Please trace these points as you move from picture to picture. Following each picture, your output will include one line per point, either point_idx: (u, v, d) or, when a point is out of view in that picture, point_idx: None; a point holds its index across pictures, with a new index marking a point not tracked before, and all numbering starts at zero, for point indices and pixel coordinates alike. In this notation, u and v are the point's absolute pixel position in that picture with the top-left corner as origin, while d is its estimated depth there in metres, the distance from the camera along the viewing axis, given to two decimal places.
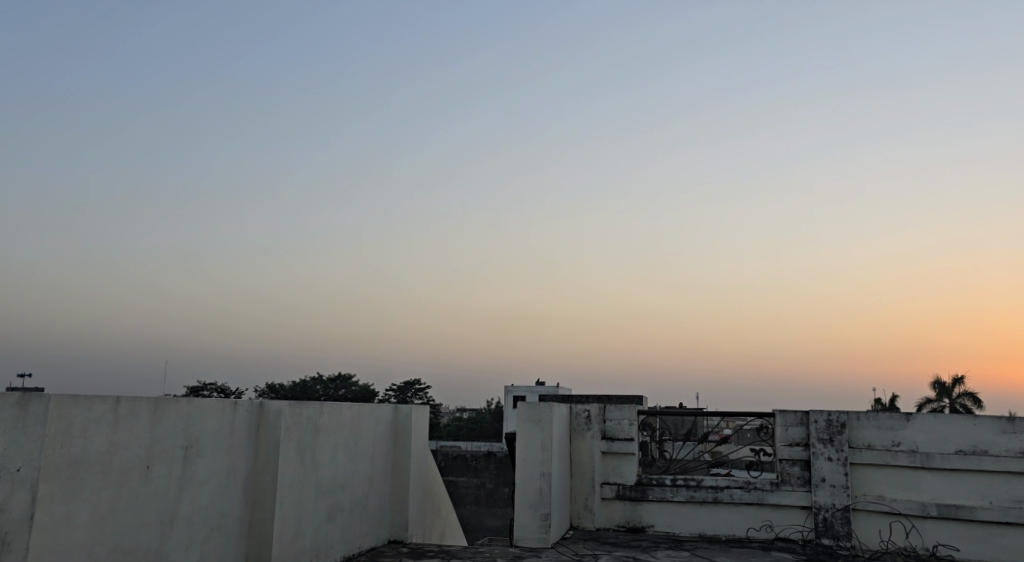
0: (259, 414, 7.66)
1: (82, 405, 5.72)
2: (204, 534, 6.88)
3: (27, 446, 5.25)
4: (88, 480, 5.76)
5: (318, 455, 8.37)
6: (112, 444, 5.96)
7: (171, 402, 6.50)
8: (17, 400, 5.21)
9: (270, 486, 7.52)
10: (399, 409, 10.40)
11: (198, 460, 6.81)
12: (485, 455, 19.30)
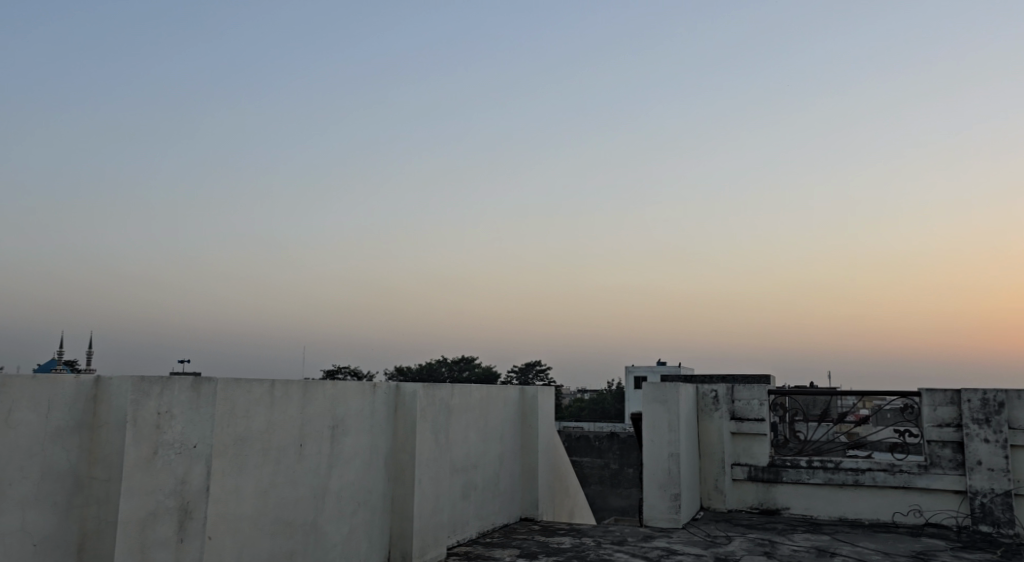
0: (395, 396, 8.02)
1: (243, 387, 6.18)
2: (353, 507, 7.29)
3: (202, 423, 5.01)
4: (251, 456, 6.22)
5: (452, 435, 8.69)
6: (270, 424, 6.42)
7: (319, 384, 6.92)
8: (191, 382, 4.92)
9: (409, 464, 7.87)
10: (526, 390, 10.62)
11: (344, 439, 7.23)
12: (608, 436, 19.33)
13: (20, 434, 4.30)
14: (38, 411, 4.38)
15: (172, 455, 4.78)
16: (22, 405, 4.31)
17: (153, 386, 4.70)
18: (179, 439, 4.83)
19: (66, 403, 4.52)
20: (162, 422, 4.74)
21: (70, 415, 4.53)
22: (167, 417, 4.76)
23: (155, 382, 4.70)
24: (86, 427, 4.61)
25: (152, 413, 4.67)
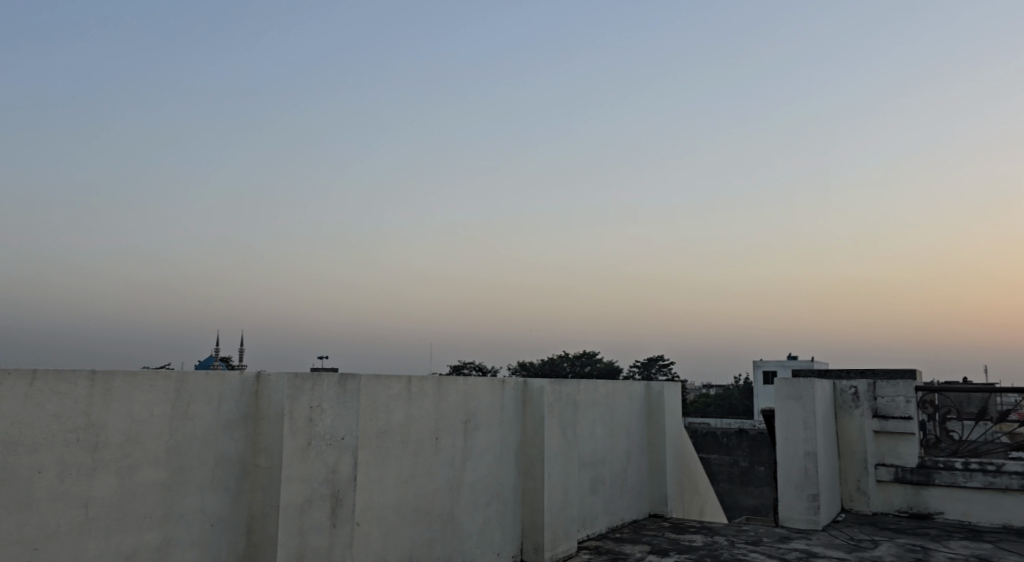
0: (523, 391, 8.24)
1: (383, 383, 6.56)
2: (486, 499, 7.57)
3: (349, 415, 5.15)
4: (392, 448, 6.59)
5: (579, 430, 8.84)
6: (408, 418, 6.77)
7: (451, 380, 7.22)
8: (338, 378, 5.07)
9: (538, 458, 8.07)
10: (652, 386, 10.64)
11: (476, 433, 7.51)
12: (737, 433, 18.95)
13: (196, 425, 4.50)
14: (208, 404, 4.58)
15: (323, 446, 4.94)
16: (196, 399, 4.51)
17: (305, 381, 4.86)
18: (329, 431, 4.98)
19: (232, 396, 4.72)
20: (314, 415, 4.90)
21: (235, 408, 4.73)
22: (318, 411, 4.92)
23: (307, 378, 4.86)
24: (251, 419, 4.81)
25: (305, 408, 4.84)
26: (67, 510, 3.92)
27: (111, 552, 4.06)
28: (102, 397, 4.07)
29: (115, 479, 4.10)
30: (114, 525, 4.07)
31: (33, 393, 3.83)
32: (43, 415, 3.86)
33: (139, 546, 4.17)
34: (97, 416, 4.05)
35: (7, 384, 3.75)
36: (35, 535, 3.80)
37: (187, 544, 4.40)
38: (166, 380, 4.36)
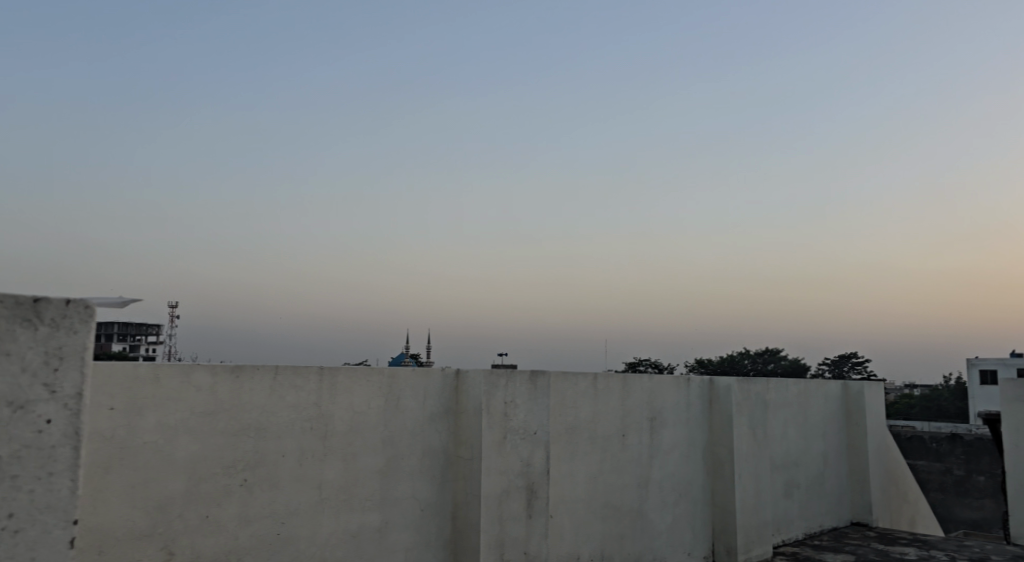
0: (711, 389, 8.16)
1: (570, 381, 6.75)
2: (675, 498, 7.58)
3: (540, 411, 5.32)
4: (581, 444, 6.78)
5: (770, 431, 8.63)
6: (595, 415, 6.92)
7: (637, 378, 7.31)
8: (528, 375, 5.26)
9: (727, 458, 7.96)
10: (849, 385, 10.16)
11: (663, 432, 7.54)
12: (949, 438, 17.58)
13: (405, 418, 4.89)
14: (415, 398, 4.95)
15: (517, 440, 5.14)
16: (405, 394, 4.90)
17: (499, 378, 5.08)
18: (522, 426, 5.17)
19: (435, 392, 5.07)
20: (509, 410, 5.11)
21: (438, 403, 5.08)
22: (513, 407, 5.13)
23: (501, 375, 5.07)
24: (452, 413, 5.14)
25: (500, 403, 5.07)
26: (304, 490, 4.40)
27: (340, 530, 4.51)
28: (329, 390, 4.54)
29: (341, 464, 4.55)
30: (342, 506, 4.53)
31: (276, 385, 4.34)
32: (283, 405, 4.36)
33: (362, 526, 4.61)
34: (326, 407, 4.52)
35: (256, 377, 4.27)
36: (281, 511, 4.31)
37: (401, 526, 4.79)
38: (379, 376, 4.78)
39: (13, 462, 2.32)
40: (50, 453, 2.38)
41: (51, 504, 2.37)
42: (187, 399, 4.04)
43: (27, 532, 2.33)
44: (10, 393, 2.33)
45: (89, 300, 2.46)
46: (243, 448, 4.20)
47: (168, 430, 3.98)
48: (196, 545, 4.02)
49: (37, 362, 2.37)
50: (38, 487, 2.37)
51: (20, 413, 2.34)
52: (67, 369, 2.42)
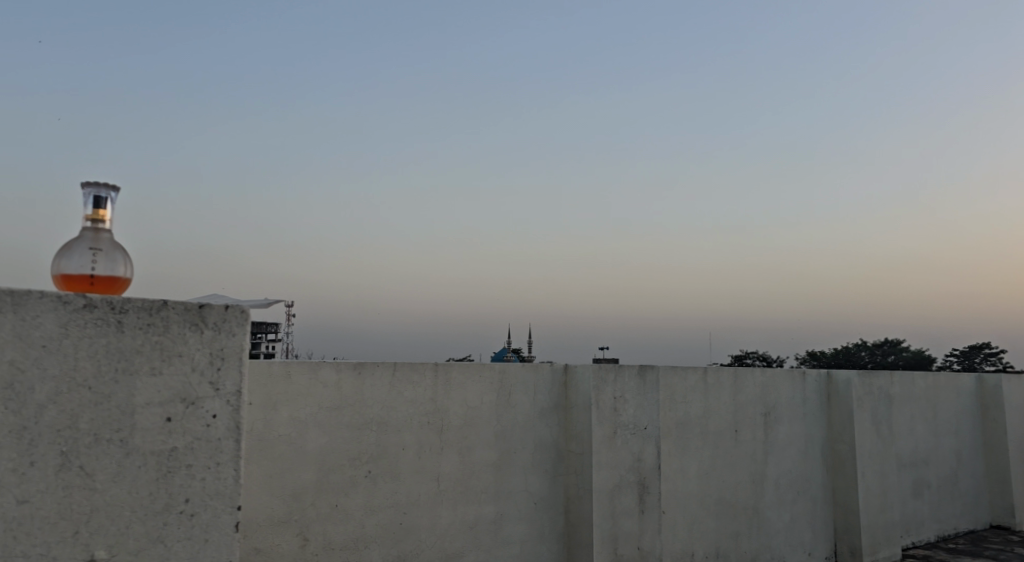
0: (828, 384, 7.92)
1: (680, 375, 6.69)
2: (792, 495, 7.40)
3: (650, 406, 5.30)
4: (692, 439, 6.71)
5: (895, 427, 8.29)
6: (707, 409, 6.84)
7: (749, 372, 7.17)
8: (637, 370, 5.24)
9: (849, 455, 7.70)
10: (982, 380, 9.62)
11: (778, 427, 7.37)
12: None
13: (517, 412, 4.98)
14: (526, 393, 5.04)
15: (628, 435, 5.13)
16: (516, 388, 4.99)
17: (608, 373, 5.09)
18: (632, 421, 5.16)
19: (545, 387, 5.13)
20: (618, 405, 5.11)
21: (548, 398, 5.14)
22: (622, 401, 5.12)
23: (610, 369, 5.08)
24: (562, 408, 5.19)
25: (610, 398, 5.08)
26: (424, 482, 4.55)
27: (457, 521, 4.64)
28: (444, 385, 4.68)
29: (458, 457, 4.68)
30: (459, 498, 4.66)
31: (395, 380, 4.51)
32: (402, 399, 4.53)
33: (479, 517, 4.73)
34: (441, 402, 4.66)
35: (376, 372, 4.45)
36: (403, 501, 4.47)
37: (516, 518, 4.88)
38: (491, 371, 4.89)
39: (185, 453, 2.32)
40: (217, 445, 2.37)
41: (220, 492, 2.36)
42: (315, 395, 4.25)
43: (200, 517, 2.33)
44: (179, 388, 2.32)
45: (245, 305, 2.43)
46: (367, 441, 4.39)
47: (300, 423, 4.19)
48: (328, 532, 4.23)
49: (202, 359, 2.36)
50: (208, 476, 2.35)
51: (190, 409, 2.34)
52: (229, 366, 2.40)
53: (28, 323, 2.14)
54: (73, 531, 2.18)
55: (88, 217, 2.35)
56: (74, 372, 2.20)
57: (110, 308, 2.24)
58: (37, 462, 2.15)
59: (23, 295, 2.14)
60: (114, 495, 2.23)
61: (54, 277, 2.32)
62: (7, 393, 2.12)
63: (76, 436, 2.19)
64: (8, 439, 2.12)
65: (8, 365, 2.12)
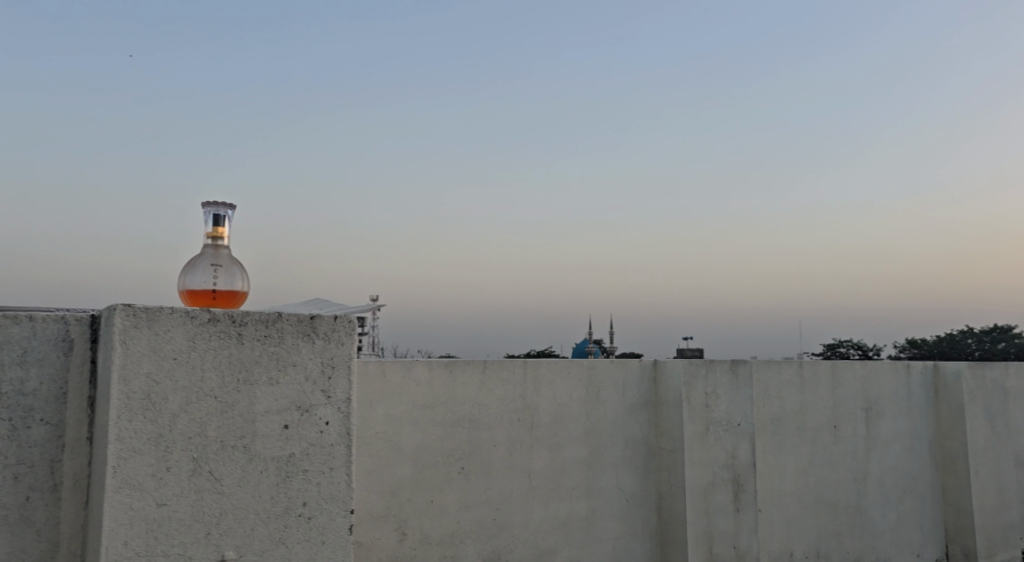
0: (935, 377, 7.59)
1: (775, 369, 6.55)
2: (897, 494, 7.14)
3: (744, 402, 5.18)
4: (789, 436, 6.56)
5: (1011, 422, 7.87)
6: (803, 405, 6.68)
7: (848, 365, 6.95)
8: (730, 365, 5.14)
9: (959, 451, 7.37)
10: None
11: (880, 423, 7.12)
12: None
13: (607, 409, 4.97)
14: (615, 390, 5.02)
15: (721, 432, 5.05)
16: (605, 385, 4.99)
17: (699, 368, 5.01)
18: (725, 417, 5.06)
19: (634, 383, 5.10)
20: (710, 402, 5.03)
21: (638, 394, 5.10)
22: (714, 397, 5.04)
23: (701, 364, 5.00)
24: (652, 404, 5.15)
25: (701, 394, 5.00)
26: (516, 479, 4.60)
27: (550, 518, 4.68)
28: (533, 382, 4.71)
29: (548, 454, 4.72)
30: (551, 494, 4.70)
31: (485, 378, 4.58)
32: (492, 397, 4.59)
33: (571, 514, 4.76)
34: (530, 399, 4.70)
35: (467, 370, 4.52)
36: (496, 498, 4.54)
37: (608, 515, 4.88)
38: (579, 368, 4.89)
39: (302, 459, 2.45)
40: (331, 451, 2.49)
41: (334, 496, 2.49)
42: (409, 393, 4.36)
43: (317, 520, 2.46)
44: (295, 397, 2.45)
45: (352, 314, 2.54)
46: (459, 438, 4.47)
47: (395, 421, 4.31)
48: (424, 527, 4.34)
49: (314, 369, 2.48)
50: (323, 480, 2.48)
51: (304, 416, 2.46)
52: (339, 374, 2.51)
53: (159, 337, 2.29)
54: (204, 533, 2.32)
55: (208, 234, 2.57)
56: (201, 382, 2.33)
57: (231, 321, 2.37)
58: (171, 468, 2.29)
59: (155, 311, 2.29)
60: (240, 499, 2.36)
61: (180, 294, 2.51)
62: (143, 403, 2.27)
63: (205, 444, 2.33)
64: (145, 446, 2.26)
65: (143, 376, 2.27)
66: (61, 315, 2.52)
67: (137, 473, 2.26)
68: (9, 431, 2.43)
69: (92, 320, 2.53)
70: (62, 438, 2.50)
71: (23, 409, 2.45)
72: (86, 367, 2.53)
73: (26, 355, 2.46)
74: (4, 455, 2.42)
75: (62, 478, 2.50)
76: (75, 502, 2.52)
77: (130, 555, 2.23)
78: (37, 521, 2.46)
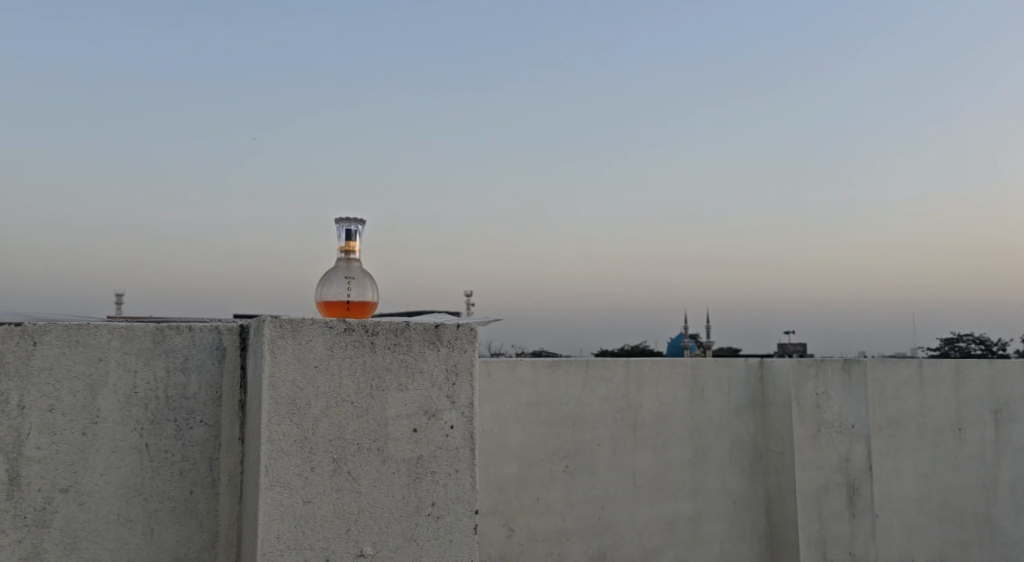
0: None
1: (892, 369, 6.30)
2: None
3: (858, 403, 4.99)
4: (908, 439, 6.31)
5: None
6: (923, 406, 6.40)
7: (973, 365, 6.59)
8: (842, 364, 4.96)
9: None
10: None
11: (1011, 426, 6.72)
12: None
13: (712, 409, 4.91)
14: (721, 389, 4.95)
15: (834, 434, 4.89)
16: (710, 385, 4.92)
17: (809, 368, 4.86)
18: (837, 419, 4.90)
19: (740, 382, 5.01)
20: (822, 402, 4.87)
21: (744, 393, 5.00)
22: (826, 398, 4.88)
23: (811, 364, 4.85)
24: (760, 404, 5.04)
25: (812, 394, 4.85)
26: (620, 478, 4.62)
27: (655, 517, 4.67)
28: (636, 381, 4.71)
29: (652, 453, 4.71)
30: (656, 494, 4.69)
31: (588, 377, 4.60)
32: (596, 396, 4.61)
33: (677, 514, 4.73)
34: (633, 398, 4.70)
35: (571, 370, 4.56)
36: (601, 497, 4.57)
37: (715, 517, 4.83)
38: (683, 367, 4.85)
39: (430, 461, 2.55)
40: (456, 453, 2.59)
41: (460, 497, 2.58)
42: (514, 392, 4.45)
43: (445, 519, 2.56)
44: (423, 402, 2.55)
45: (473, 322, 2.62)
46: (563, 436, 4.52)
47: (500, 419, 4.41)
48: (531, 523, 4.43)
49: (440, 375, 2.57)
50: (449, 481, 2.58)
51: (431, 420, 2.56)
52: (463, 380, 2.60)
53: (302, 346, 2.42)
54: (345, 529, 2.45)
55: (341, 249, 2.71)
56: (339, 388, 2.46)
57: (364, 330, 2.49)
58: (315, 468, 2.42)
59: (298, 322, 2.42)
60: (375, 498, 2.48)
61: (316, 305, 2.66)
62: (289, 407, 2.40)
63: (343, 445, 2.46)
64: (292, 448, 2.40)
65: (289, 383, 2.40)
66: (216, 325, 2.78)
67: (285, 472, 2.39)
68: (176, 430, 2.71)
69: (242, 329, 2.78)
70: (218, 438, 2.76)
71: (186, 411, 2.73)
72: (238, 373, 2.79)
73: (187, 362, 2.73)
74: (171, 452, 2.71)
75: (219, 474, 2.76)
76: (230, 497, 2.77)
77: (282, 549, 2.37)
78: (199, 512, 2.73)
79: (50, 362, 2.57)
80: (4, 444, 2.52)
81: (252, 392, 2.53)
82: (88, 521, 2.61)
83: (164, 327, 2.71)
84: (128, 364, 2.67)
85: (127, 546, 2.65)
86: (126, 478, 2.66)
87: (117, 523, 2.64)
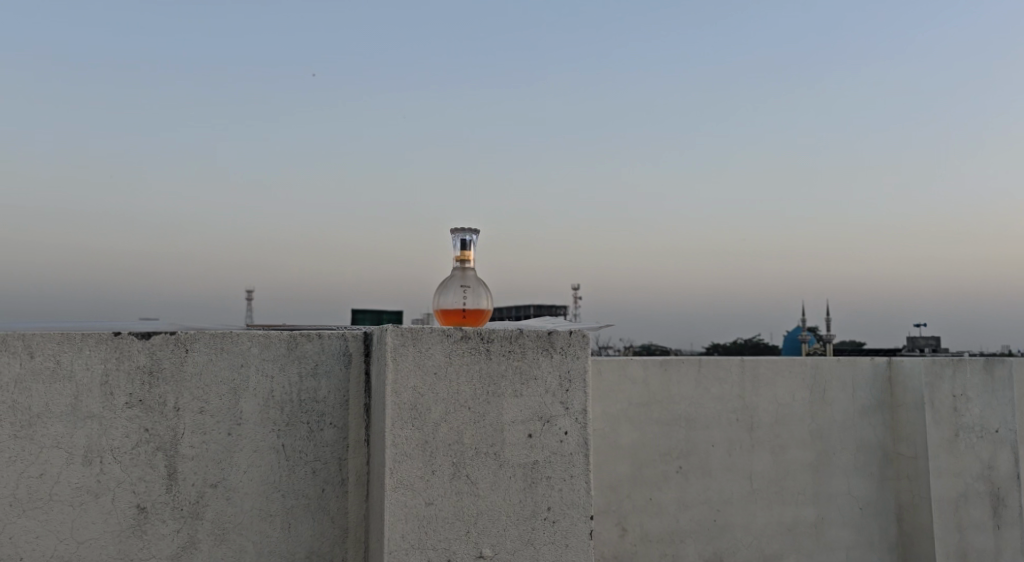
0: None
1: None
2: None
3: (1001, 406, 4.72)
4: None
5: None
6: None
7: None
8: (982, 364, 4.69)
9: None
10: None
11: None
12: None
13: (835, 410, 4.74)
14: (845, 390, 4.77)
15: (974, 439, 4.63)
16: (832, 386, 4.75)
17: (944, 368, 4.61)
18: (977, 423, 4.65)
19: (866, 383, 4.81)
20: (959, 405, 4.62)
21: (871, 395, 4.80)
22: (964, 401, 4.62)
23: (946, 364, 4.60)
24: (888, 406, 4.83)
25: (948, 396, 4.60)
26: (737, 480, 4.54)
27: (775, 521, 4.57)
28: (752, 381, 4.61)
29: (770, 456, 4.60)
30: (775, 498, 4.59)
31: (701, 377, 4.54)
32: (710, 396, 4.55)
33: (798, 519, 4.61)
34: (750, 399, 4.61)
35: (683, 369, 4.52)
36: (717, 499, 4.50)
37: (840, 523, 4.68)
38: (803, 367, 4.71)
39: (545, 466, 2.60)
40: (570, 459, 2.62)
41: (575, 502, 2.61)
42: (625, 392, 4.45)
43: (561, 524, 2.60)
44: (537, 408, 2.60)
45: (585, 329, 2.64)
46: (676, 437, 4.49)
47: (611, 419, 4.42)
48: (645, 524, 4.42)
49: (553, 382, 2.61)
50: (563, 486, 2.62)
51: (545, 426, 2.60)
52: (576, 387, 2.63)
53: (422, 354, 2.52)
54: (465, 531, 2.53)
55: (457, 257, 2.79)
56: (457, 394, 2.54)
57: (480, 338, 2.56)
58: (436, 471, 2.52)
59: (418, 330, 2.52)
60: (493, 501, 2.56)
61: (434, 312, 2.75)
62: (412, 413, 2.50)
63: (462, 449, 2.54)
64: (414, 451, 2.50)
65: (411, 389, 2.50)
66: (342, 332, 2.91)
67: (409, 475, 2.50)
68: (309, 432, 2.87)
69: (366, 336, 2.90)
70: (346, 439, 2.90)
71: (317, 413, 2.88)
72: (363, 378, 2.91)
73: (317, 367, 2.88)
74: (305, 452, 2.87)
75: (348, 473, 2.90)
76: (358, 495, 2.90)
77: (406, 547, 2.48)
78: (331, 509, 2.88)
79: (200, 367, 2.78)
80: (163, 441, 2.74)
81: (377, 397, 2.65)
82: (235, 514, 2.80)
83: (296, 335, 2.86)
84: (266, 369, 2.84)
85: (269, 538, 2.82)
86: (267, 476, 2.83)
87: (260, 517, 2.82)
